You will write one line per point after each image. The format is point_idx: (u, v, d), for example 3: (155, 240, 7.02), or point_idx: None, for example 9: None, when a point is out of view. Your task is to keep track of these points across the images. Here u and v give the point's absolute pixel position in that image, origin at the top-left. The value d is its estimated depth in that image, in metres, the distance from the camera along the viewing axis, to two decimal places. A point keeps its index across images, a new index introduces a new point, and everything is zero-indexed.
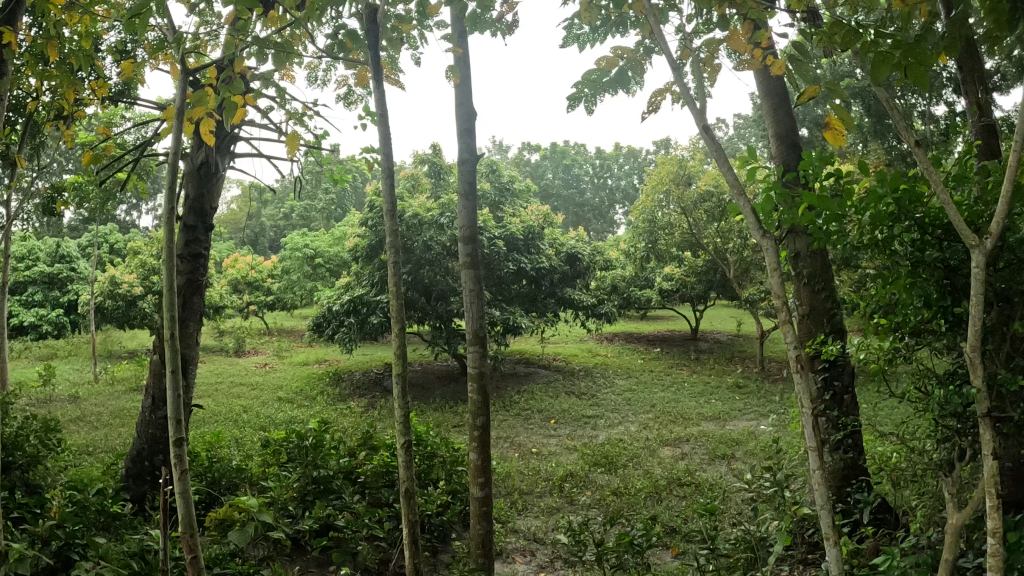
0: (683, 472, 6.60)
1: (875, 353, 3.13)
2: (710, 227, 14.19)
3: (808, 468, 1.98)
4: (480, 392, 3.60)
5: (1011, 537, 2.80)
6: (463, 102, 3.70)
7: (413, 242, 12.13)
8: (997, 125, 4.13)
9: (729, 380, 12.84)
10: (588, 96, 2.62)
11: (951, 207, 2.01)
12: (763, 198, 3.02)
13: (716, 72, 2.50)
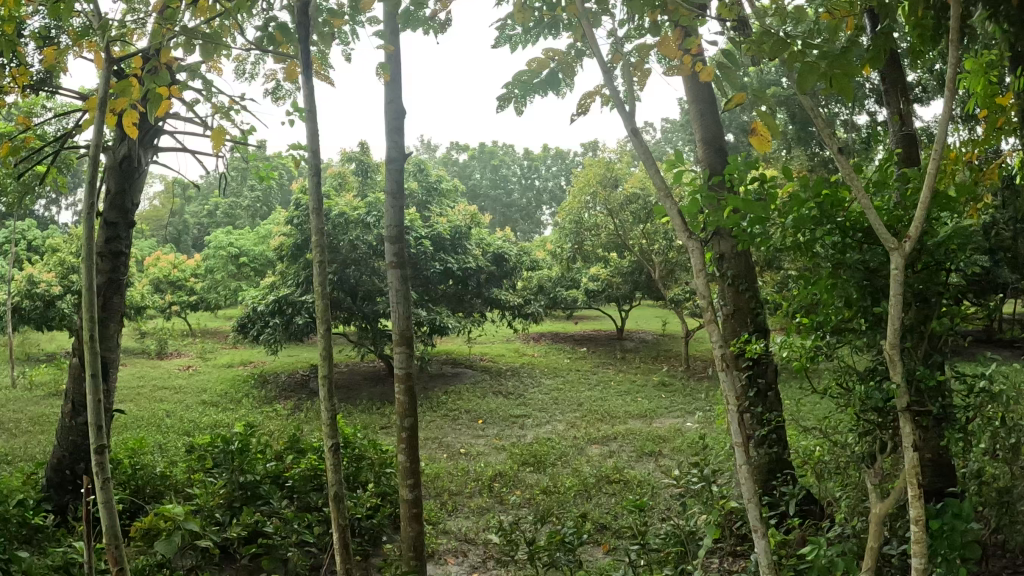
0: (612, 470, 6.72)
1: (799, 351, 3.28)
2: (635, 228, 14.45)
3: (736, 464, 2.03)
4: (408, 393, 3.55)
5: (934, 524, 3.04)
6: (393, 101, 3.65)
7: (339, 241, 11.96)
8: (917, 135, 4.33)
9: (655, 379, 13.15)
10: (518, 97, 2.62)
11: (870, 212, 2.07)
12: (690, 201, 3.10)
13: (647, 77, 2.51)
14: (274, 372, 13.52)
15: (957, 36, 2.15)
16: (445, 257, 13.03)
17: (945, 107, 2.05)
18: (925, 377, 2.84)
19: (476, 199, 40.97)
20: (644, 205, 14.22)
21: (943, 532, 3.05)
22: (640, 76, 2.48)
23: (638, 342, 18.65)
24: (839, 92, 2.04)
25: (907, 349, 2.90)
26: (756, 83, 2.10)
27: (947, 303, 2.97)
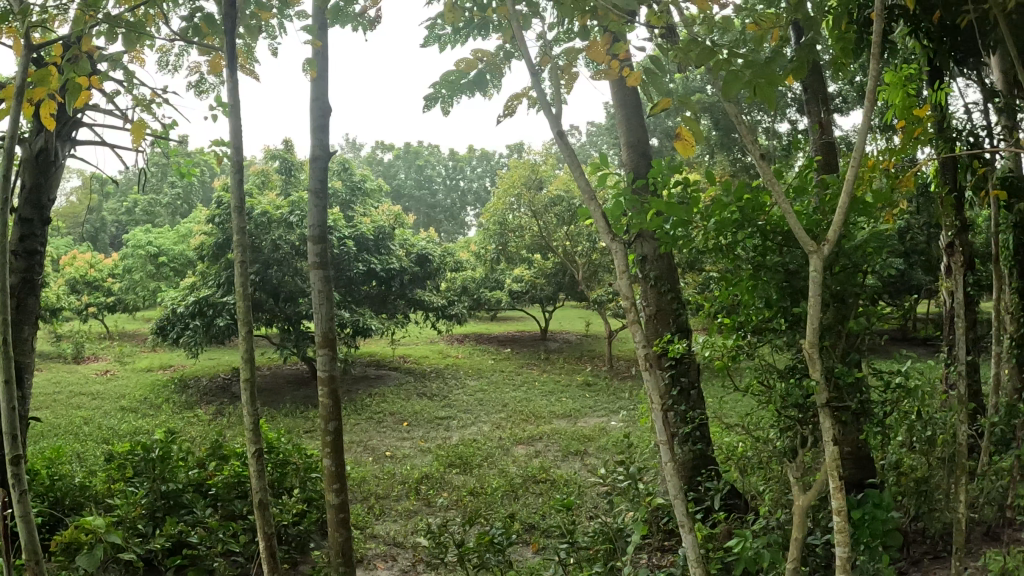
0: (539, 470, 6.78)
1: (720, 350, 3.37)
2: (560, 231, 14.57)
3: (661, 461, 2.06)
4: (332, 396, 3.49)
5: (856, 514, 3.23)
6: (319, 97, 3.57)
7: (261, 241, 11.64)
8: (835, 144, 4.63)
9: (579, 378, 13.34)
10: (445, 98, 2.58)
11: (791, 216, 2.08)
12: (614, 204, 3.15)
13: (574, 82, 2.51)
14: (194, 376, 13.03)
15: (877, 53, 2.13)
16: (369, 257, 12.90)
17: (863, 118, 2.14)
18: (842, 374, 2.96)
19: (401, 199, 40.73)
20: (568, 207, 14.44)
21: (865, 521, 3.23)
22: (568, 79, 2.50)
23: (563, 343, 18.94)
24: (763, 99, 2.08)
25: (826, 348, 2.99)
26: (681, 89, 2.14)
27: (864, 304, 3.10)
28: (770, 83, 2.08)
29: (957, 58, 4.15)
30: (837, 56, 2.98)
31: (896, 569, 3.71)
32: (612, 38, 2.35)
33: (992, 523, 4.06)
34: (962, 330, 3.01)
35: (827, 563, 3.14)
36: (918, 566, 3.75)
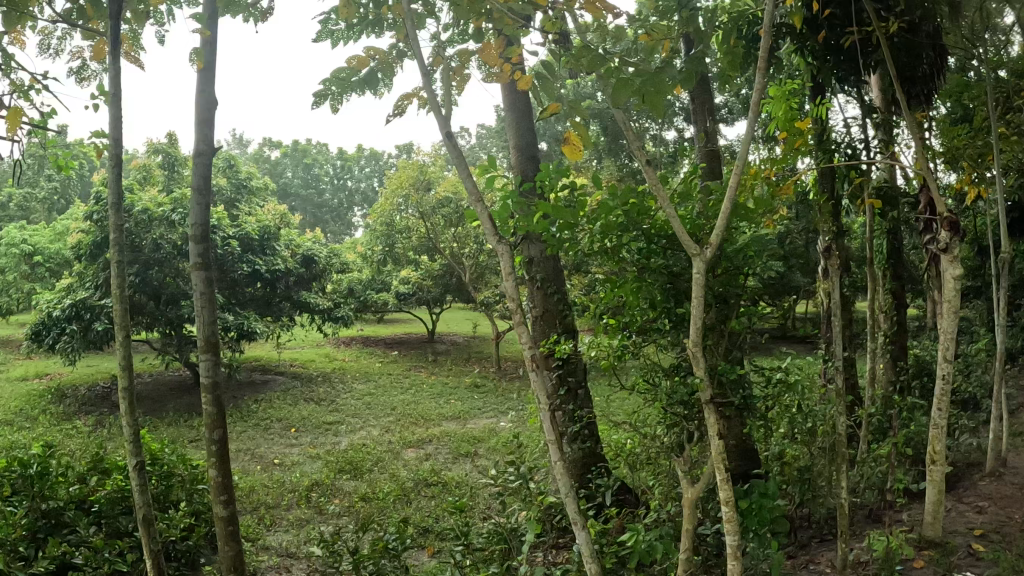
0: (429, 472, 6.75)
1: (606, 350, 3.45)
2: (447, 232, 14.93)
3: (551, 460, 2.16)
4: (215, 404, 3.38)
5: (744, 503, 3.24)
6: (205, 89, 3.45)
7: (141, 241, 11.02)
8: (718, 151, 4.86)
9: (467, 381, 13.38)
10: (335, 95, 2.58)
11: (675, 222, 2.28)
12: (501, 206, 3.21)
13: (464, 83, 2.53)
14: (71, 385, 12.16)
15: (762, 68, 2.27)
16: (253, 258, 12.45)
17: (747, 130, 2.26)
18: (725, 371, 3.13)
19: (287, 198, 39.74)
20: (455, 208, 14.59)
21: (753, 511, 3.25)
22: (458, 80, 2.51)
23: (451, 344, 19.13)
24: (651, 107, 2.16)
25: (709, 346, 3.15)
26: (571, 94, 2.21)
27: (746, 304, 3.26)
28: (658, 91, 2.15)
29: (839, 75, 4.37)
30: (725, 68, 3.28)
31: (785, 554, 3.92)
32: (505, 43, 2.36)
33: (871, 505, 4.37)
34: (840, 327, 3.34)
35: (719, 551, 3.27)
36: (806, 550, 3.98)
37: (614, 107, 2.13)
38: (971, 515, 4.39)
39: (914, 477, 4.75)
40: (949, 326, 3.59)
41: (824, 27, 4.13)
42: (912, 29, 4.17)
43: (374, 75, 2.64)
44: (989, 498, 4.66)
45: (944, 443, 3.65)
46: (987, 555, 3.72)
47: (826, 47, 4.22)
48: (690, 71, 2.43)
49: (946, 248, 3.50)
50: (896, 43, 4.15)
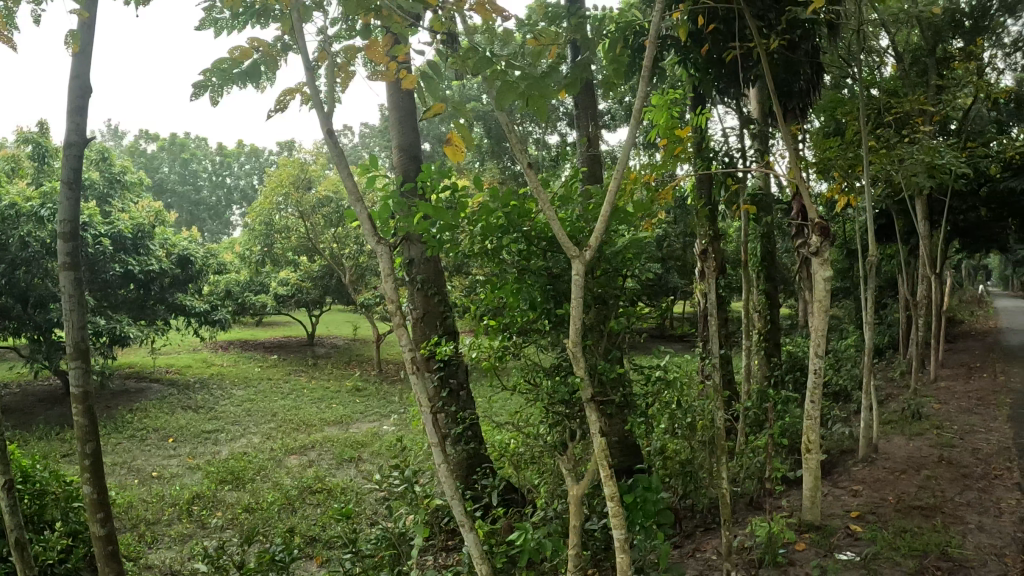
0: (314, 479, 6.60)
1: (486, 351, 3.39)
2: (326, 232, 14.75)
3: (435, 464, 2.21)
4: (87, 415, 3.16)
5: (628, 497, 3.26)
6: (80, 75, 3.21)
7: (6, 237, 10.21)
8: (600, 157, 5.00)
9: (347, 384, 13.24)
10: (216, 87, 2.59)
11: (555, 224, 2.32)
12: (381, 206, 3.10)
13: (348, 80, 2.82)
14: None
15: (646, 76, 2.34)
16: (126, 257, 11.89)
17: (628, 136, 2.33)
18: (604, 371, 3.15)
19: (163, 195, 38.13)
20: (336, 208, 14.50)
21: (637, 504, 3.29)
22: (343, 77, 2.82)
23: (330, 347, 19.06)
24: (535, 110, 2.23)
25: (589, 346, 3.18)
26: (454, 95, 2.22)
27: (625, 305, 3.40)
28: (541, 96, 2.23)
29: (720, 87, 4.73)
30: (610, 75, 3.53)
31: (672, 545, 4.10)
32: (394, 42, 2.52)
33: (752, 494, 4.62)
34: (716, 327, 3.27)
35: (605, 545, 3.39)
36: (691, 539, 4.19)
37: (498, 110, 2.17)
38: (847, 498, 4.72)
39: (792, 466, 5.10)
40: (820, 324, 3.86)
41: (707, 40, 4.33)
42: (790, 48, 4.44)
43: (257, 68, 2.67)
44: (862, 481, 5.03)
45: (818, 432, 3.98)
46: (863, 535, 4.01)
47: (708, 61, 4.54)
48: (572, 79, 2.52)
49: (816, 251, 3.73)
50: (775, 60, 4.40)
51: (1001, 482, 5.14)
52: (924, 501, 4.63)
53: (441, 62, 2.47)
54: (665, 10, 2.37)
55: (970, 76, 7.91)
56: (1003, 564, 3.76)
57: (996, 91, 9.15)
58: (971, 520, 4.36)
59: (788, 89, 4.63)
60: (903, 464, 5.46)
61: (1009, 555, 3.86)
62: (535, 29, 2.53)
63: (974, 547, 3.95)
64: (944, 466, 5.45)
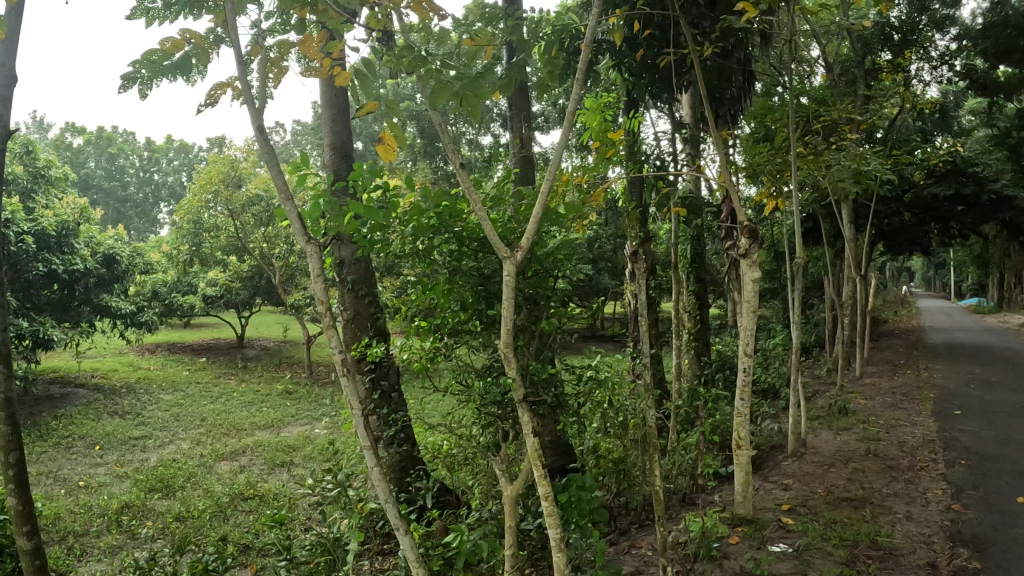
0: (246, 486, 6.41)
1: (418, 352, 3.43)
2: (256, 231, 14.34)
3: (367, 467, 2.17)
4: (11, 423, 3.13)
5: (563, 497, 3.32)
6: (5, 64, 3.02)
7: None
8: (532, 158, 5.03)
9: (277, 387, 12.93)
10: (144, 79, 2.56)
11: (487, 225, 2.35)
12: (311, 205, 3.07)
13: (281, 75, 2.79)
14: None
15: (580, 79, 2.35)
16: (49, 256, 11.28)
17: (561, 138, 2.37)
18: (536, 371, 3.19)
19: (89, 191, 36.61)
20: (267, 207, 14.17)
21: (572, 503, 3.34)
22: (275, 71, 2.77)
23: (260, 350, 18.64)
24: (468, 111, 2.20)
25: (520, 347, 3.21)
26: (388, 94, 2.22)
27: (557, 306, 3.39)
28: (475, 96, 2.19)
29: (654, 92, 4.81)
30: (544, 77, 3.38)
31: (608, 542, 4.19)
32: (326, 36, 2.48)
33: (685, 490, 4.74)
34: (647, 328, 3.31)
35: (541, 544, 3.41)
36: (626, 536, 4.30)
37: (431, 109, 2.15)
38: (778, 492, 4.89)
39: (724, 462, 5.26)
40: (749, 324, 3.98)
41: (642, 45, 4.45)
42: (723, 55, 4.58)
43: (188, 60, 2.62)
44: (793, 475, 5.23)
45: (747, 429, 4.16)
46: (795, 527, 4.16)
47: (643, 65, 4.63)
48: (508, 78, 2.55)
49: (745, 253, 3.85)
50: (708, 66, 4.52)
51: (925, 473, 5.41)
52: (853, 493, 4.84)
53: (376, 59, 2.49)
54: (601, 14, 2.39)
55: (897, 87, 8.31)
56: (930, 551, 3.97)
57: (922, 100, 9.56)
58: (899, 510, 4.58)
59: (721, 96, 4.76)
60: (832, 457, 5.69)
61: (936, 542, 4.08)
62: (471, 29, 2.64)
63: (902, 536, 4.15)
64: (871, 458, 5.71)
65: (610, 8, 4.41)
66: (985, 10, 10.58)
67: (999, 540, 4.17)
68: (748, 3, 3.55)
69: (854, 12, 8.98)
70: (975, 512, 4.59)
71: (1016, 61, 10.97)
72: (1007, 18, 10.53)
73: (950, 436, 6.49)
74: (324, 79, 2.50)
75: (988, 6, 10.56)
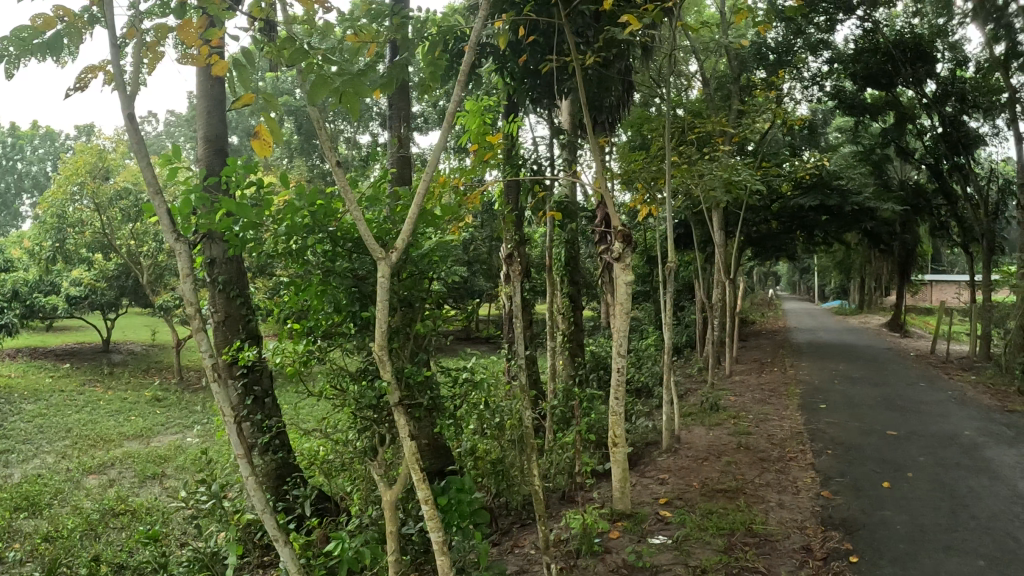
0: (115, 500, 5.98)
1: (290, 356, 3.34)
2: (123, 228, 13.47)
3: (242, 476, 2.15)
4: None
5: (442, 500, 3.21)
6: None
7: None
8: (410, 159, 5.07)
9: (145, 393, 12.24)
10: (10, 58, 2.35)
11: (362, 224, 2.34)
12: (180, 200, 2.88)
13: (158, 61, 2.66)
14: None
15: (461, 82, 2.39)
16: None
17: (440, 139, 2.37)
18: (411, 374, 3.16)
19: None
20: (134, 202, 13.35)
21: (452, 506, 3.32)
22: (151, 56, 2.62)
23: (127, 354, 17.57)
24: (348, 108, 2.22)
25: (396, 349, 3.18)
26: (266, 87, 2.17)
27: (431, 308, 3.44)
28: (354, 93, 2.21)
29: (535, 97, 5.19)
30: (426, 78, 3.41)
31: (491, 543, 4.26)
32: (205, 24, 2.42)
33: (564, 488, 4.89)
34: (521, 329, 3.49)
35: (426, 547, 3.44)
36: (508, 536, 4.37)
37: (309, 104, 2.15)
38: (656, 487, 5.07)
39: (601, 459, 5.44)
40: (621, 326, 4.14)
41: (526, 51, 4.70)
42: (605, 65, 4.91)
43: (59, 41, 2.45)
44: (669, 470, 5.44)
45: (623, 427, 4.27)
46: (673, 519, 4.33)
47: (525, 70, 4.95)
48: (390, 75, 2.57)
49: (619, 257, 3.98)
50: (590, 75, 4.81)
51: (794, 463, 5.80)
52: (726, 484, 5.11)
53: (256, 49, 2.50)
54: (486, 19, 2.44)
55: (770, 103, 8.97)
56: (805, 535, 4.26)
57: (793, 117, 10.28)
58: (772, 498, 4.88)
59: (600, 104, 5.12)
60: (706, 451, 5.98)
61: (809, 527, 4.37)
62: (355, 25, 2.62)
63: (777, 522, 4.42)
64: (743, 451, 6.05)
65: (495, 13, 4.61)
66: (859, 36, 11.79)
67: (865, 521, 4.52)
68: (631, 16, 3.62)
69: (733, 30, 9.64)
70: (844, 497, 4.97)
71: (883, 86, 12.16)
72: (877, 46, 11.73)
73: (815, 428, 7.00)
74: (201, 66, 2.45)
75: (863, 32, 11.79)
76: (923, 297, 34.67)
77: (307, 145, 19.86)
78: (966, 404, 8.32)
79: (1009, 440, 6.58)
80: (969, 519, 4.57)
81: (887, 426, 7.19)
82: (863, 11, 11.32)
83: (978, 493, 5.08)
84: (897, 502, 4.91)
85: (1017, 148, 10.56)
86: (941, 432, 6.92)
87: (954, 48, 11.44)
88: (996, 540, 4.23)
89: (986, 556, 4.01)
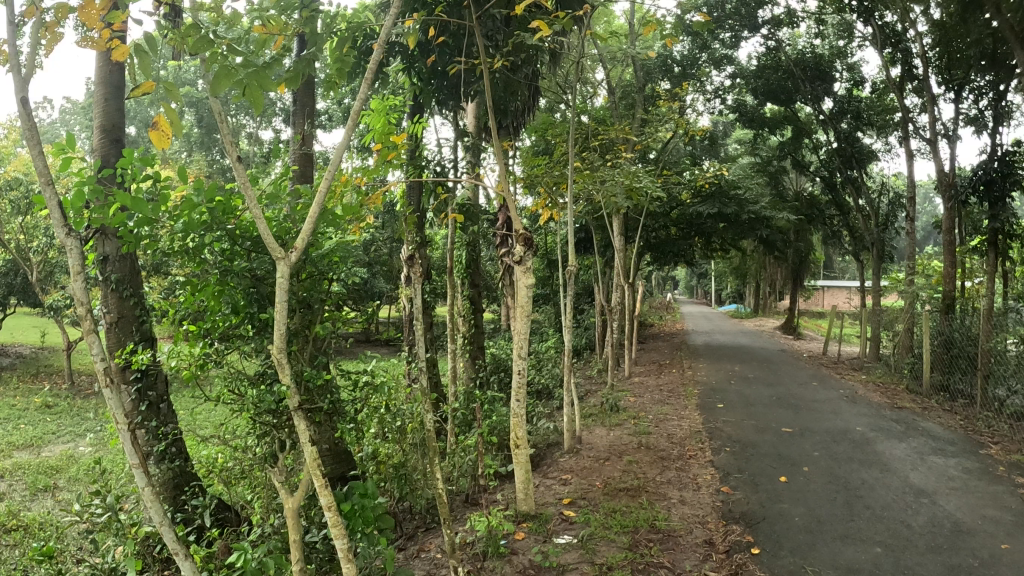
0: (6, 517, 5.52)
1: (186, 359, 3.19)
2: (13, 220, 12.58)
3: (138, 488, 2.04)
4: None
5: (346, 507, 3.08)
6: None
7: None
8: (311, 156, 5.16)
9: (34, 400, 11.44)
10: None
11: (260, 222, 2.20)
12: (74, 192, 2.74)
13: (56, 43, 2.51)
14: None
15: (368, 79, 2.35)
16: None
17: (344, 138, 2.31)
18: (311, 377, 3.21)
19: None
20: (25, 193, 12.58)
21: (357, 512, 3.13)
22: (49, 37, 2.48)
23: (13, 359, 16.40)
24: (251, 101, 2.23)
25: (294, 353, 3.20)
26: (166, 76, 2.09)
27: (330, 309, 3.47)
28: (258, 87, 2.23)
29: (440, 98, 5.53)
30: (333, 77, 3.44)
31: (397, 548, 4.25)
32: (108, 5, 2.29)
33: (468, 490, 4.94)
34: (421, 331, 3.46)
35: (330, 556, 3.48)
36: (413, 540, 4.37)
37: (213, 96, 2.10)
38: (559, 487, 5.15)
39: (503, 460, 5.52)
40: (522, 328, 4.18)
41: (436, 49, 4.90)
42: (513, 69, 5.15)
43: None
44: (571, 470, 5.53)
45: (525, 429, 4.32)
46: (577, 518, 4.40)
47: (432, 71, 5.30)
48: (294, 71, 2.62)
49: (520, 260, 4.00)
50: (495, 78, 5.09)
51: (694, 460, 6.02)
52: (628, 483, 5.21)
53: (160, 33, 2.37)
54: (396, 17, 2.39)
55: (671, 113, 9.41)
56: (707, 530, 4.42)
57: (696, 127, 10.67)
58: (674, 495, 5.04)
59: (506, 107, 5.44)
60: (608, 451, 6.09)
61: (711, 522, 4.55)
62: (262, 15, 2.62)
63: (680, 518, 4.58)
64: (645, 450, 6.23)
65: (408, 12, 4.79)
66: (762, 53, 12.34)
67: (764, 514, 4.74)
68: (541, 21, 3.47)
69: (639, 42, 10.07)
70: (742, 491, 5.21)
71: (782, 101, 12.70)
72: (779, 63, 12.32)
73: (712, 426, 7.29)
74: (100, 50, 2.35)
75: (766, 50, 12.31)
76: (816, 302, 36.73)
77: (206, 138, 20.09)
78: (857, 401, 8.88)
79: (895, 435, 7.04)
80: (863, 509, 4.86)
81: (782, 422, 7.57)
82: (767, 29, 11.87)
83: (870, 484, 5.41)
84: (794, 495, 5.17)
85: (907, 163, 11.30)
86: (835, 428, 7.35)
87: (852, 68, 12.27)
88: (890, 528, 4.52)
89: (882, 543, 4.27)
